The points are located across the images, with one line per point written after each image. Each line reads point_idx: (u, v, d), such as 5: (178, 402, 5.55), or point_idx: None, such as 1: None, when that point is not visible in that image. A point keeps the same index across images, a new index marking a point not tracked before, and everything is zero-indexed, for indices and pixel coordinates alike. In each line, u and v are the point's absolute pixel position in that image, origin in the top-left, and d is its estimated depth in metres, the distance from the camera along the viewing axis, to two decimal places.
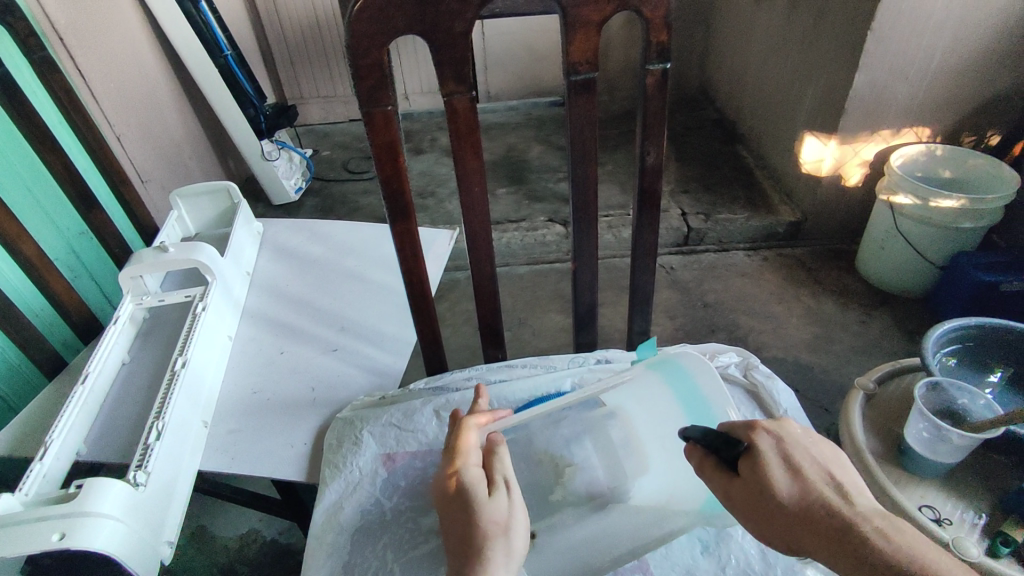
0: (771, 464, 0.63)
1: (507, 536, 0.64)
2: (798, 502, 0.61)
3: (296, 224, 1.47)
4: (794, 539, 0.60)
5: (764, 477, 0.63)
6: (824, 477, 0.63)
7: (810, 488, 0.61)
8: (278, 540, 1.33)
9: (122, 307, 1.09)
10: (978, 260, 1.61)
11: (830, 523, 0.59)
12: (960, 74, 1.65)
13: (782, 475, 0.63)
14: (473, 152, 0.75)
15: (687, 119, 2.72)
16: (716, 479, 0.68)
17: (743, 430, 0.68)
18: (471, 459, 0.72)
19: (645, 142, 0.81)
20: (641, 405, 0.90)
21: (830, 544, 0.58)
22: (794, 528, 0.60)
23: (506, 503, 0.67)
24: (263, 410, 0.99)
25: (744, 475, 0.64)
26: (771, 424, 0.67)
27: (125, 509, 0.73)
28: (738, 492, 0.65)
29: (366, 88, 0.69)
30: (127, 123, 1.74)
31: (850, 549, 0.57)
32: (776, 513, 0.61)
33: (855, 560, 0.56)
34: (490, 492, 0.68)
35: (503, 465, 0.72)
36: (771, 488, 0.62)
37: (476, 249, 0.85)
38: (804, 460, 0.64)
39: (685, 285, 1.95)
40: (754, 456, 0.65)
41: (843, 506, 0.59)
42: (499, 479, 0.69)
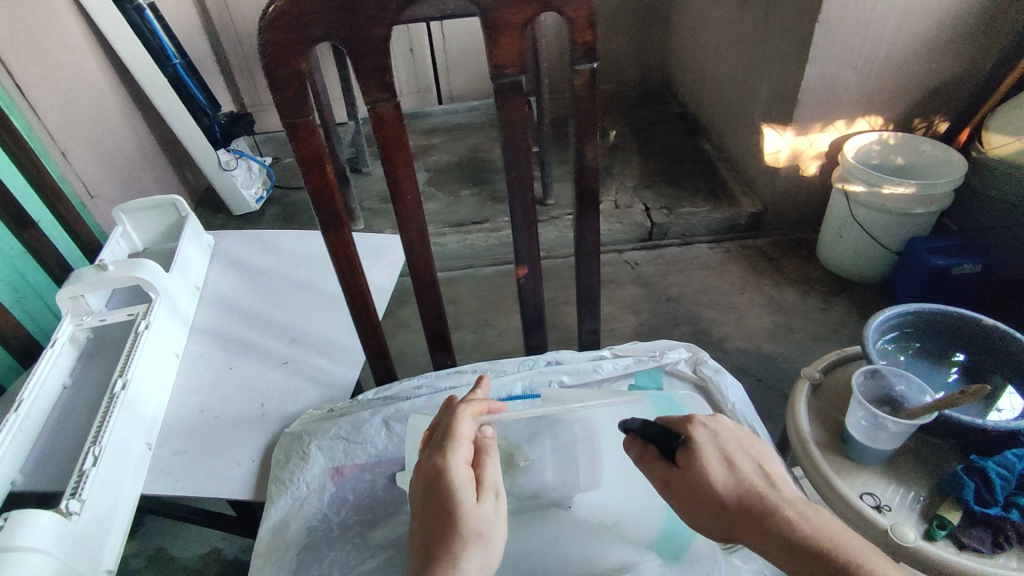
0: (709, 456, 0.65)
1: (486, 545, 0.63)
2: (732, 493, 0.63)
3: (248, 235, 1.44)
4: (728, 528, 0.63)
5: (700, 468, 0.64)
6: (754, 467, 0.65)
7: (742, 478, 0.64)
8: (239, 556, 1.30)
9: (61, 328, 1.04)
10: (930, 244, 1.64)
11: (759, 510, 0.61)
12: (906, 62, 1.67)
13: (716, 465, 0.64)
14: (403, 162, 0.78)
15: (650, 114, 2.73)
16: (653, 469, 0.69)
17: (680, 422, 0.69)
18: (463, 454, 0.68)
19: (580, 143, 0.82)
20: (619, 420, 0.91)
21: (758, 528, 0.61)
22: (728, 516, 0.62)
23: (491, 509, 0.65)
24: (210, 428, 0.97)
25: (681, 465, 0.66)
26: (708, 418, 0.69)
27: (55, 541, 0.71)
28: (676, 481, 0.66)
29: (288, 99, 0.71)
30: (72, 136, 1.69)
31: (778, 534, 0.59)
32: (710, 502, 0.63)
33: (782, 543, 0.59)
34: (477, 497, 0.65)
35: (492, 467, 0.69)
36: (708, 482, 0.64)
37: (413, 255, 0.87)
38: (739, 453, 0.66)
39: (650, 279, 1.96)
40: (691, 448, 0.66)
41: (771, 494, 0.62)
42: (488, 483, 0.67)
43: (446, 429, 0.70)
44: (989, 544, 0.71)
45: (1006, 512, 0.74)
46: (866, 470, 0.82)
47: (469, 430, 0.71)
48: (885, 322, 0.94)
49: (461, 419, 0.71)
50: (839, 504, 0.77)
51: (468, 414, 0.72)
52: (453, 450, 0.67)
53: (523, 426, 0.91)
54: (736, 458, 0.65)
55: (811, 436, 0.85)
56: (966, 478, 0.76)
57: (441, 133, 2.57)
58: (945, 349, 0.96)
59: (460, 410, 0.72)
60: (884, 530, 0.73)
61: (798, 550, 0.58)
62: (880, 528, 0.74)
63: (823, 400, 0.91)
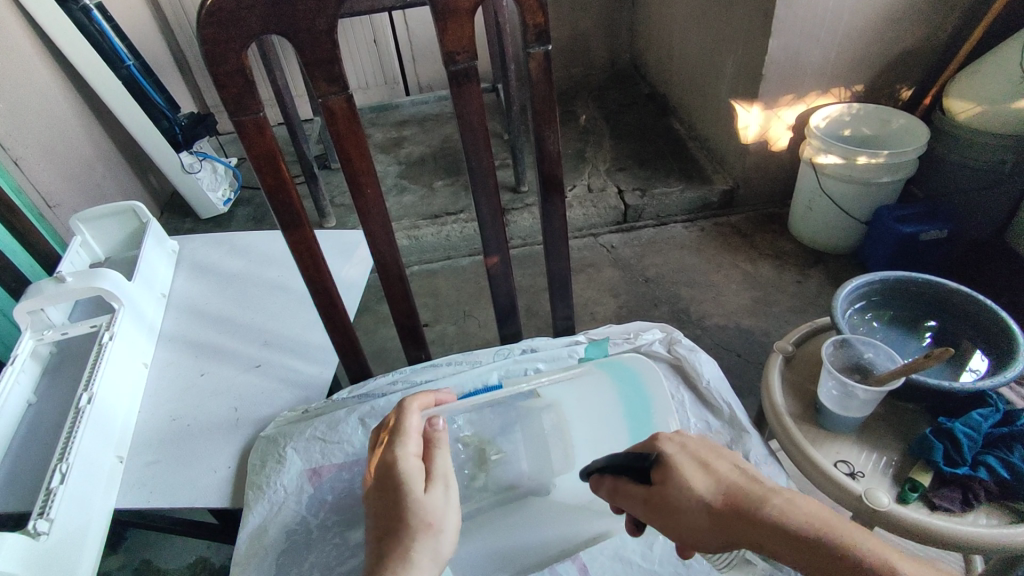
0: (681, 462, 0.62)
1: (437, 536, 0.63)
2: (718, 496, 0.59)
3: (215, 238, 1.41)
4: (729, 535, 0.58)
5: (677, 478, 0.61)
6: (731, 466, 0.62)
7: (723, 477, 0.61)
8: (227, 564, 1.28)
9: (21, 344, 1.01)
10: (898, 213, 1.66)
11: (749, 507, 0.58)
12: (866, 33, 1.69)
13: (695, 471, 0.62)
14: (359, 156, 0.76)
15: (621, 96, 2.72)
16: (631, 500, 0.65)
17: (647, 444, 0.67)
18: (411, 447, 0.68)
19: (540, 127, 0.81)
20: (587, 405, 0.89)
21: (753, 525, 0.57)
22: (718, 523, 0.58)
23: (440, 499, 0.65)
24: (184, 437, 0.95)
25: (657, 484, 0.62)
26: (672, 432, 0.67)
27: (24, 562, 0.69)
28: (660, 503, 0.62)
29: (232, 96, 0.69)
30: (26, 145, 1.64)
31: (777, 530, 0.56)
32: (694, 514, 0.59)
33: (789, 538, 0.56)
34: (427, 488, 0.66)
35: (443, 457, 0.69)
36: (691, 488, 0.60)
37: (379, 249, 0.86)
38: (712, 457, 0.63)
39: (627, 262, 1.96)
40: (663, 463, 0.63)
41: (757, 486, 0.59)
42: (437, 474, 0.67)
43: (396, 424, 0.71)
44: (959, 503, 0.73)
45: (974, 471, 0.75)
46: (840, 438, 0.83)
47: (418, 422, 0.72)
48: (852, 292, 0.96)
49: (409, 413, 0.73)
50: (815, 474, 0.78)
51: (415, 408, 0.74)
52: (401, 444, 0.68)
53: (493, 419, 0.90)
54: (710, 460, 0.62)
55: (785, 409, 0.85)
56: (935, 440, 0.77)
57: (412, 125, 2.53)
58: (913, 315, 0.97)
59: (407, 407, 0.74)
60: (858, 496, 0.74)
61: (799, 540, 0.55)
62: (854, 494, 0.74)
63: (797, 372, 0.92)
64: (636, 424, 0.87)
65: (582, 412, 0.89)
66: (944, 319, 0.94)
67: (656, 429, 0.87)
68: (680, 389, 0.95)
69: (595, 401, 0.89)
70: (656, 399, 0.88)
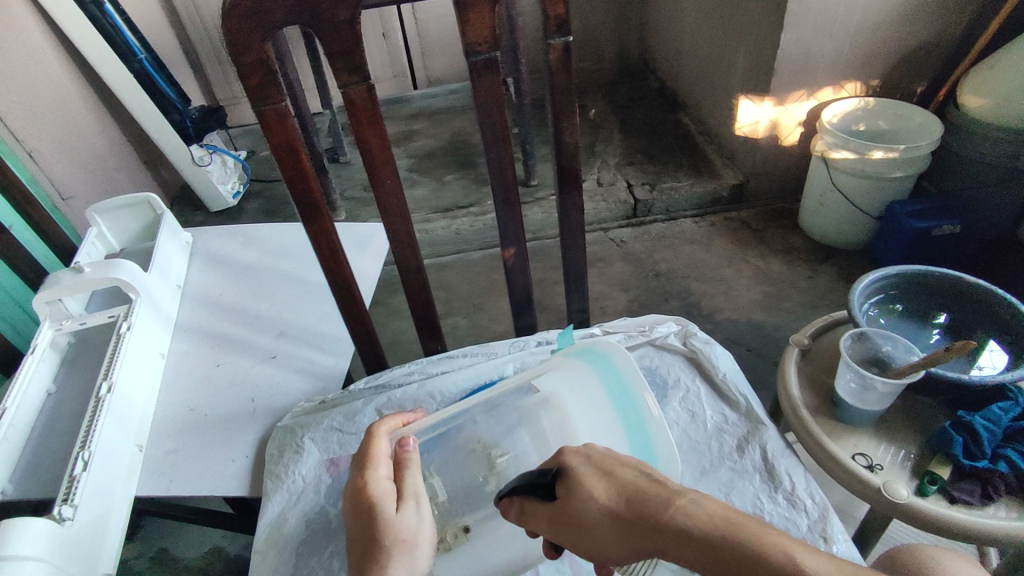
0: (583, 473, 0.55)
1: (413, 552, 0.65)
2: (616, 502, 0.51)
3: (229, 231, 1.41)
4: (635, 546, 0.50)
5: (578, 490, 0.54)
6: (636, 471, 0.54)
7: (622, 481, 0.53)
8: (243, 553, 1.30)
9: (40, 334, 1.02)
10: (910, 208, 1.65)
11: (650, 511, 0.49)
12: (880, 27, 1.67)
13: (594, 479, 0.54)
14: (379, 147, 0.76)
15: (630, 90, 2.71)
16: (537, 518, 0.58)
17: (555, 458, 0.60)
18: (381, 470, 0.71)
19: (558, 119, 0.81)
20: (575, 390, 0.87)
21: (653, 532, 0.48)
22: (619, 533, 0.51)
23: (413, 516, 0.67)
24: (202, 426, 0.95)
25: (561, 498, 0.55)
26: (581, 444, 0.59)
27: (51, 548, 0.70)
28: (563, 519, 0.55)
29: (254, 87, 0.69)
30: (40, 137, 1.65)
31: (673, 532, 0.47)
32: (598, 524, 0.52)
33: (687, 542, 0.46)
34: (399, 508, 0.67)
35: (414, 477, 0.71)
36: (589, 496, 0.53)
37: (398, 240, 0.86)
38: (615, 464, 0.55)
39: (638, 256, 1.96)
40: (566, 476, 0.56)
41: (655, 488, 0.51)
42: (408, 492, 0.69)
43: (365, 450, 0.74)
44: (977, 496, 0.73)
45: (993, 464, 0.75)
46: (858, 431, 0.83)
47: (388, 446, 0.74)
48: (870, 285, 0.95)
49: (377, 438, 0.75)
50: (834, 466, 0.78)
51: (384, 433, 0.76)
52: (372, 467, 0.71)
53: (494, 420, 0.89)
54: (613, 466, 0.54)
55: (801, 402, 0.86)
56: (953, 433, 0.77)
57: (423, 118, 2.53)
58: (927, 307, 0.97)
59: (376, 432, 0.77)
60: (877, 488, 0.74)
61: (702, 542, 0.45)
62: (872, 486, 0.75)
63: (813, 366, 0.92)
64: (636, 409, 0.83)
65: (572, 398, 0.87)
66: (959, 313, 0.94)
67: (646, 404, 0.83)
68: (695, 382, 0.95)
69: (591, 390, 0.86)
70: (633, 377, 0.86)
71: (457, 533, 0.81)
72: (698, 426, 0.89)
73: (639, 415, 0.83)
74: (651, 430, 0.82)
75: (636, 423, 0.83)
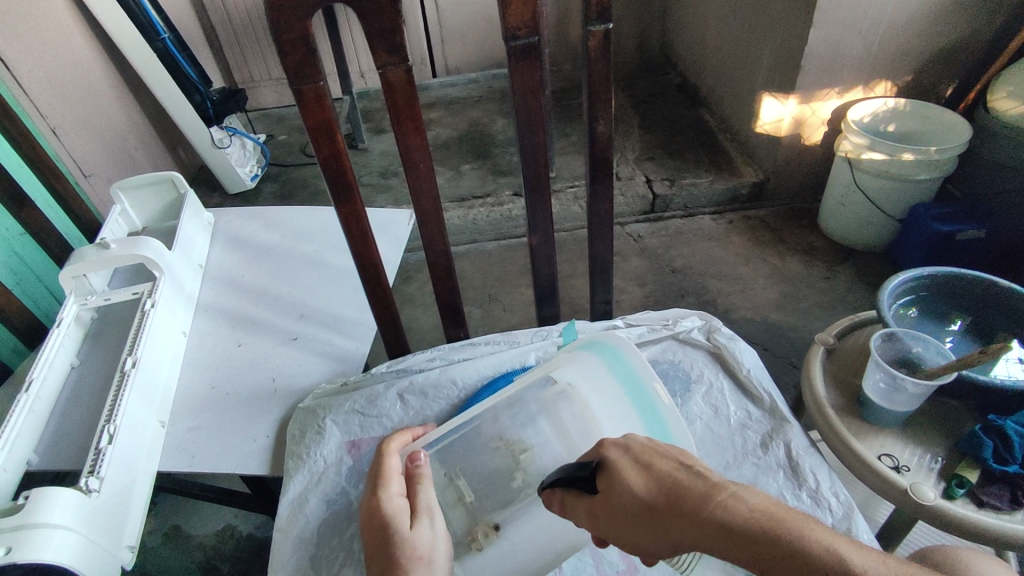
0: (621, 465, 0.55)
1: (429, 569, 0.64)
2: (654, 495, 0.52)
3: (249, 212, 1.41)
4: (673, 539, 0.50)
5: (617, 483, 0.54)
6: (674, 462, 0.53)
7: (663, 476, 0.52)
8: (255, 534, 1.30)
9: (65, 308, 1.02)
10: (934, 211, 1.63)
11: (689, 505, 0.49)
12: (912, 26, 1.65)
13: (632, 472, 0.54)
14: (415, 130, 0.77)
15: (650, 85, 2.69)
16: (577, 509, 0.59)
17: (593, 449, 0.60)
18: (394, 488, 0.70)
19: (594, 111, 0.83)
20: (586, 379, 0.86)
21: (691, 525, 0.48)
22: (657, 525, 0.51)
23: (428, 532, 0.66)
24: (224, 404, 0.96)
25: (601, 490, 0.56)
26: (618, 435, 0.59)
27: (78, 518, 0.70)
28: (602, 510, 0.56)
29: (294, 65, 0.69)
30: (64, 115, 1.65)
31: (712, 525, 0.47)
32: (636, 516, 0.52)
33: (728, 536, 0.47)
34: (413, 524, 0.66)
35: (427, 492, 0.70)
36: (627, 490, 0.53)
37: (428, 226, 0.88)
38: (653, 456, 0.55)
39: (654, 251, 1.95)
40: (604, 468, 0.56)
41: (696, 482, 0.51)
42: (421, 508, 0.68)
43: (377, 469, 0.73)
44: (1007, 501, 0.72)
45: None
46: (884, 432, 0.83)
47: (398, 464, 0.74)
48: (910, 280, 0.95)
49: (389, 456, 0.74)
50: (860, 470, 0.78)
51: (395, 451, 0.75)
52: (384, 486, 0.69)
53: (511, 416, 0.88)
54: (651, 458, 0.54)
55: (826, 400, 0.85)
56: (984, 437, 0.76)
57: (440, 107, 2.52)
58: (949, 311, 0.96)
59: (387, 450, 0.76)
60: (903, 489, 0.74)
61: (744, 536, 0.46)
62: (899, 487, 0.74)
63: (838, 364, 0.92)
64: (646, 397, 0.80)
65: (586, 389, 0.87)
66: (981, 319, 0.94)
67: (655, 388, 0.80)
68: (719, 377, 0.95)
69: (604, 378, 0.85)
70: (638, 361, 0.83)
71: (488, 532, 0.81)
72: (721, 421, 0.89)
73: (650, 400, 0.79)
74: (666, 416, 0.78)
75: (650, 410, 0.80)
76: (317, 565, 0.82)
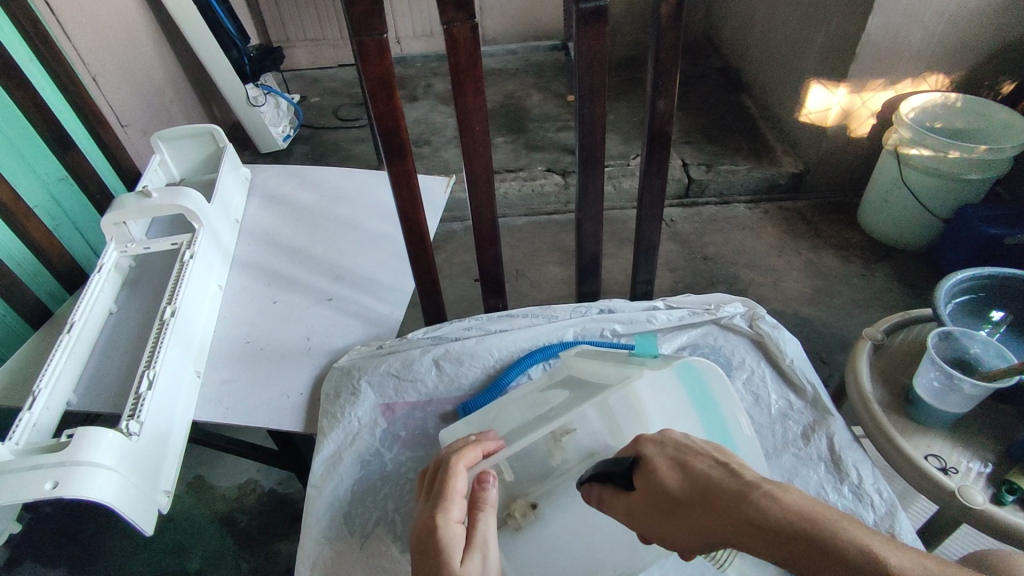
0: (659, 463, 0.55)
1: None
2: (689, 491, 0.51)
3: (287, 170, 1.41)
4: (705, 533, 0.49)
5: (651, 479, 0.55)
6: (709, 459, 0.53)
7: (697, 472, 0.52)
8: (276, 489, 1.32)
9: (106, 254, 1.03)
10: (983, 213, 1.57)
11: (721, 501, 0.49)
12: (977, 18, 1.57)
13: (667, 469, 0.54)
14: (474, 91, 0.77)
15: (691, 67, 2.61)
16: (615, 505, 0.59)
17: (631, 446, 0.60)
18: (453, 513, 0.62)
19: (657, 81, 0.83)
20: (653, 390, 0.81)
21: (722, 521, 0.48)
22: (688, 520, 0.51)
23: (478, 571, 0.57)
24: (260, 358, 0.96)
25: (638, 487, 0.56)
26: (658, 432, 0.59)
27: (120, 460, 0.71)
28: (639, 506, 0.56)
29: (359, 14, 0.70)
30: (104, 63, 1.65)
31: (742, 522, 0.46)
32: (671, 511, 0.52)
33: (758, 533, 0.45)
34: (463, 557, 0.58)
35: (486, 524, 0.62)
36: (663, 487, 0.53)
37: (477, 192, 0.88)
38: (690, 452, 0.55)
39: (686, 237, 1.92)
40: (641, 464, 0.57)
41: (729, 478, 0.50)
42: (478, 540, 0.60)
43: (440, 487, 0.64)
44: None
45: None
46: (930, 432, 0.82)
47: (464, 485, 0.65)
48: (967, 279, 0.91)
49: (455, 474, 0.65)
50: (906, 469, 0.76)
51: (461, 468, 0.66)
52: (443, 509, 0.61)
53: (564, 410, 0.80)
54: (687, 456, 0.54)
55: (872, 395, 0.83)
56: None
57: None
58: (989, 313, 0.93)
59: (452, 466, 0.66)
60: (951, 492, 0.72)
61: (773, 535, 0.45)
62: (946, 489, 0.73)
63: (885, 360, 0.90)
64: (712, 419, 0.80)
65: (645, 389, 0.80)
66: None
67: (732, 411, 0.79)
68: (760, 365, 0.94)
69: (672, 396, 0.81)
70: (713, 376, 0.81)
71: (526, 511, 0.82)
72: (762, 410, 0.88)
73: (723, 422, 0.79)
74: (735, 434, 0.79)
75: (720, 428, 0.79)
76: (349, 524, 0.82)
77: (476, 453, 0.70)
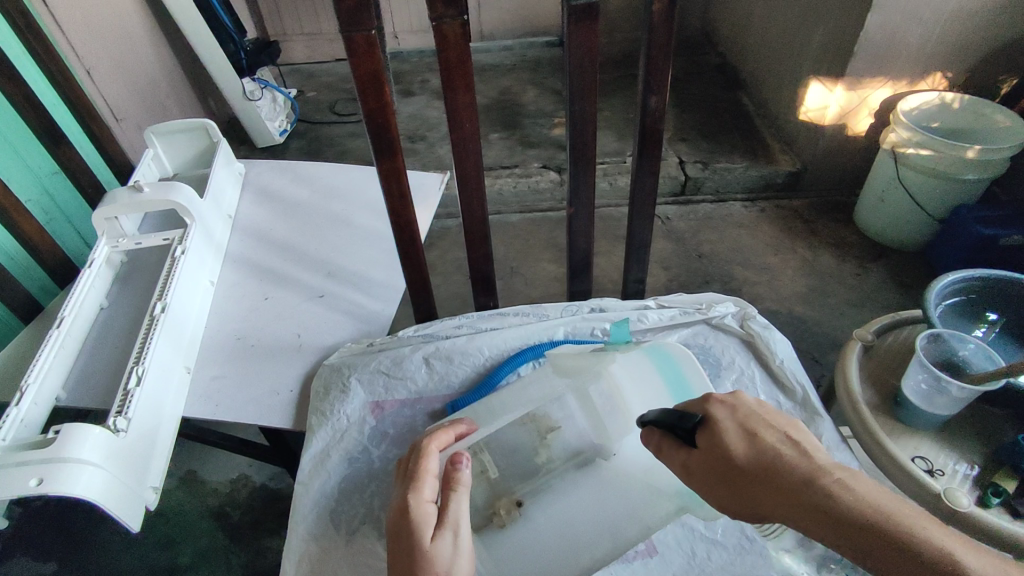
0: (727, 429, 0.55)
1: None
2: (757, 465, 0.51)
3: (280, 165, 1.40)
4: (761, 505, 0.51)
5: (717, 442, 0.55)
6: (781, 436, 0.53)
7: (766, 449, 0.52)
8: (268, 485, 1.32)
9: (97, 249, 1.02)
10: (979, 214, 1.56)
11: (789, 482, 0.49)
12: (975, 17, 1.56)
13: (735, 436, 0.54)
14: (464, 88, 0.77)
15: (688, 64, 2.60)
16: (673, 458, 0.59)
17: (697, 405, 0.60)
18: (426, 492, 0.63)
19: (649, 79, 0.83)
20: (631, 377, 0.82)
21: (790, 501, 0.48)
22: (749, 491, 0.51)
23: (449, 548, 0.58)
24: (249, 356, 0.96)
25: (701, 447, 0.56)
26: (727, 394, 0.59)
27: (107, 456, 0.71)
28: (699, 466, 0.56)
29: (347, 10, 0.69)
30: (98, 56, 1.64)
31: (812, 507, 0.47)
32: (732, 478, 0.53)
33: (825, 520, 0.46)
34: (434, 535, 0.58)
35: (459, 502, 0.61)
36: (727, 452, 0.54)
37: (467, 190, 0.88)
38: (760, 424, 0.55)
39: (681, 235, 1.92)
40: (707, 424, 0.57)
41: (801, 461, 0.50)
42: (448, 519, 0.59)
43: (413, 467, 0.66)
44: None
45: None
46: (918, 434, 0.82)
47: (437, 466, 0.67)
48: (958, 281, 0.91)
49: (428, 455, 0.67)
50: (893, 471, 0.76)
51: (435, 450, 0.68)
52: (415, 488, 0.63)
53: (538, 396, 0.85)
54: (757, 427, 0.54)
55: (861, 397, 0.83)
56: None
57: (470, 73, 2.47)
58: (982, 313, 0.93)
59: (427, 447, 0.69)
60: (937, 494, 0.72)
61: (842, 524, 0.45)
62: (932, 492, 0.73)
63: (875, 362, 0.90)
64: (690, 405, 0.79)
65: (620, 377, 0.82)
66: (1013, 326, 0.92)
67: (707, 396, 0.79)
68: (750, 365, 0.94)
69: (650, 386, 0.82)
70: (684, 360, 0.82)
71: (511, 509, 0.82)
72: None
73: None
74: None
75: None
76: (335, 522, 0.82)
77: (449, 433, 0.73)
